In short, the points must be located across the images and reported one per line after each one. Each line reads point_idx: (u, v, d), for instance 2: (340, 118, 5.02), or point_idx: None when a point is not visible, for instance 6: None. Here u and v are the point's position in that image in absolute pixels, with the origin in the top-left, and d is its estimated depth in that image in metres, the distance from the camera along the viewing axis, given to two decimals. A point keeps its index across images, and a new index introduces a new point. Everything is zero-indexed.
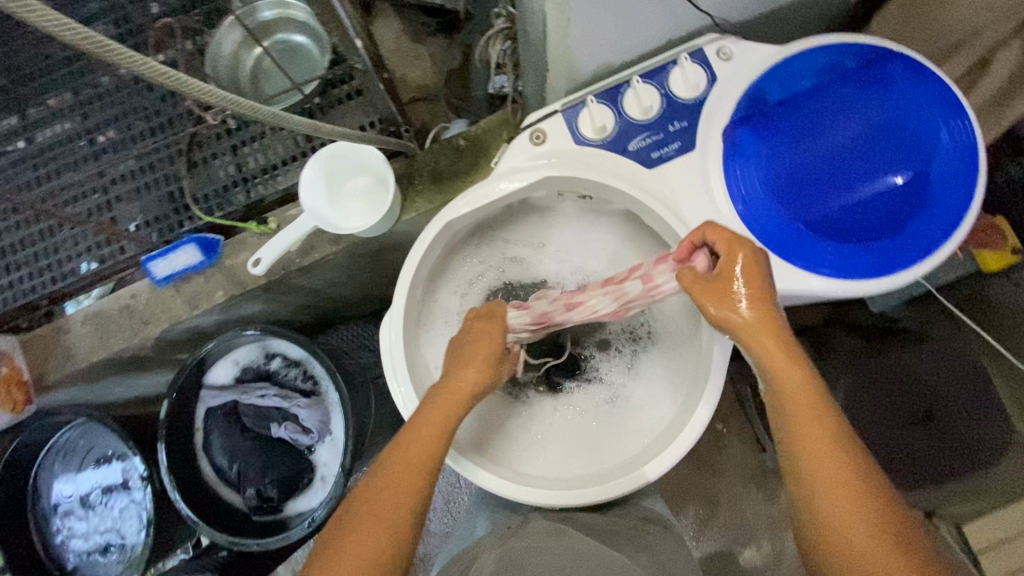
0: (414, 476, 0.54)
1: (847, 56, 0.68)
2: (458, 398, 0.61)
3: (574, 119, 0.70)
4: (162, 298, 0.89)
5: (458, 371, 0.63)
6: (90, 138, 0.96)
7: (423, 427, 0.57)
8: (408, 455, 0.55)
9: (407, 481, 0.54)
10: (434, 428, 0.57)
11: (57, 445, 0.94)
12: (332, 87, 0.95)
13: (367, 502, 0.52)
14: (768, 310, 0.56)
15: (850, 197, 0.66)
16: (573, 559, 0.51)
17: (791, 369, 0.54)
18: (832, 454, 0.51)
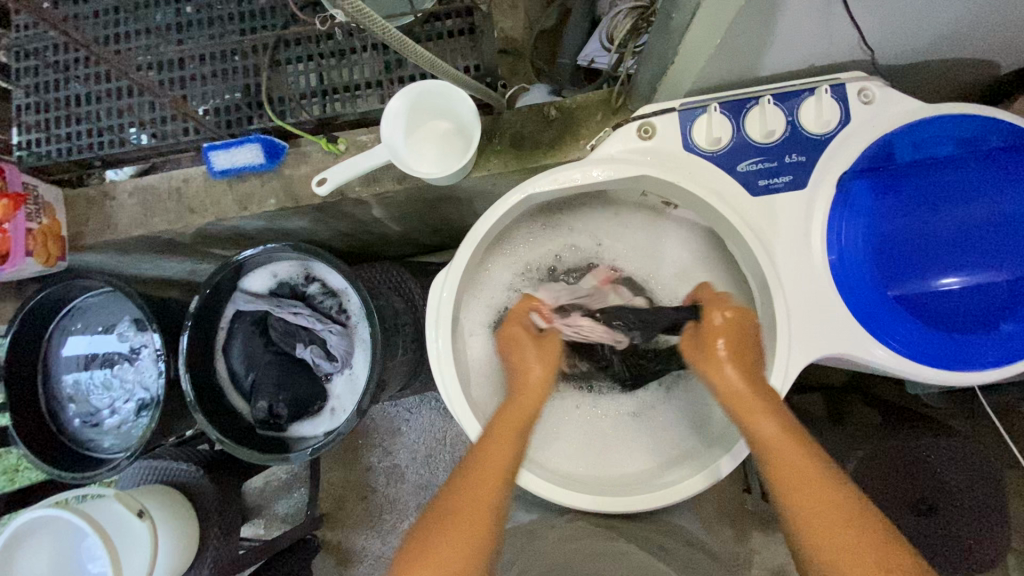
0: (493, 477, 0.56)
1: (993, 133, 0.63)
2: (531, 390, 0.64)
3: (689, 123, 0.66)
4: (213, 190, 0.86)
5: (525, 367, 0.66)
6: (176, 7, 0.91)
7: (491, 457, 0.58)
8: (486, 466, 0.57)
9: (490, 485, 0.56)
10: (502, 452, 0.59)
11: (69, 314, 0.95)
12: (436, 20, 0.90)
13: (450, 519, 0.54)
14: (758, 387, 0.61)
15: (947, 278, 0.62)
16: None
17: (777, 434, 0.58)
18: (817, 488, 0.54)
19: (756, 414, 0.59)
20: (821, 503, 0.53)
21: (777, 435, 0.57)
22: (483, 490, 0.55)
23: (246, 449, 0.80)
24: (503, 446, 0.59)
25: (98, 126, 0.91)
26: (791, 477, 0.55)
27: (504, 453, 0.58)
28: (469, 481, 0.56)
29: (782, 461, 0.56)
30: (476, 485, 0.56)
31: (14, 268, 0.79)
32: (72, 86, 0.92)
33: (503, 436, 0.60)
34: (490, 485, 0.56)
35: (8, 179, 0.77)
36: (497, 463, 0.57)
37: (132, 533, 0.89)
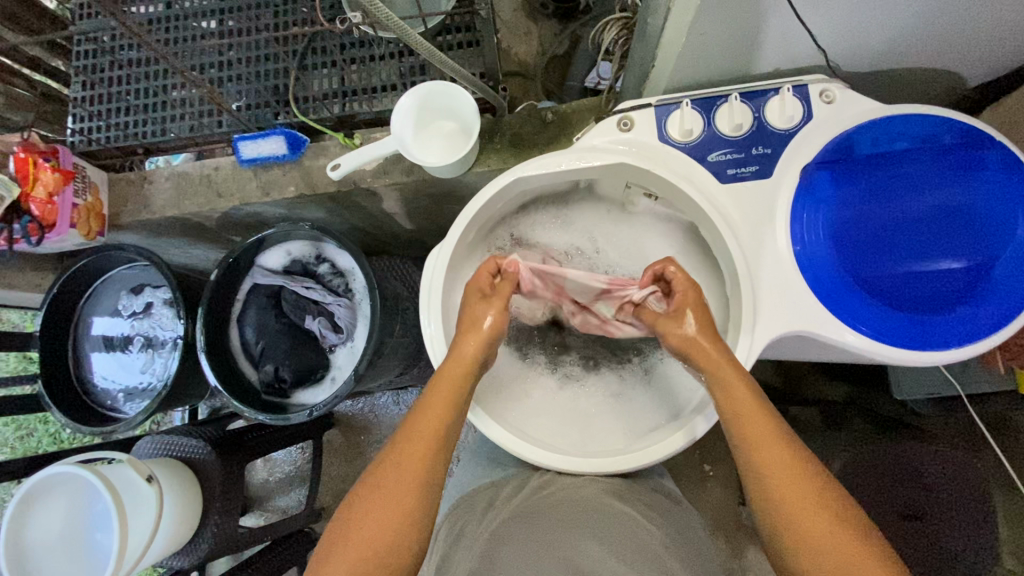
0: (425, 441, 0.61)
1: (945, 131, 0.68)
2: (465, 358, 0.67)
3: (664, 118, 0.73)
4: (240, 177, 0.95)
5: (461, 340, 0.68)
6: (219, 19, 1.02)
7: (418, 430, 0.61)
8: (415, 437, 0.61)
9: (415, 463, 0.59)
10: (431, 425, 0.62)
11: (91, 293, 1.03)
12: (449, 33, 1.00)
13: (379, 490, 0.57)
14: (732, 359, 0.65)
15: (905, 265, 0.67)
16: (540, 550, 0.53)
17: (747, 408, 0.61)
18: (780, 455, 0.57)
19: (730, 379, 0.63)
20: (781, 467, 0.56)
21: (744, 395, 0.61)
22: (415, 451, 0.60)
23: (252, 410, 0.87)
24: (436, 417, 0.62)
25: (143, 119, 1.02)
26: (759, 437, 0.59)
27: (437, 417, 0.62)
28: (404, 442, 0.60)
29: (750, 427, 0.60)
30: (406, 459, 0.59)
31: (58, 237, 0.88)
32: (123, 84, 1.03)
33: (440, 398, 0.64)
34: (421, 444, 0.60)
35: (61, 158, 0.86)
36: (429, 426, 0.62)
37: (140, 497, 0.94)
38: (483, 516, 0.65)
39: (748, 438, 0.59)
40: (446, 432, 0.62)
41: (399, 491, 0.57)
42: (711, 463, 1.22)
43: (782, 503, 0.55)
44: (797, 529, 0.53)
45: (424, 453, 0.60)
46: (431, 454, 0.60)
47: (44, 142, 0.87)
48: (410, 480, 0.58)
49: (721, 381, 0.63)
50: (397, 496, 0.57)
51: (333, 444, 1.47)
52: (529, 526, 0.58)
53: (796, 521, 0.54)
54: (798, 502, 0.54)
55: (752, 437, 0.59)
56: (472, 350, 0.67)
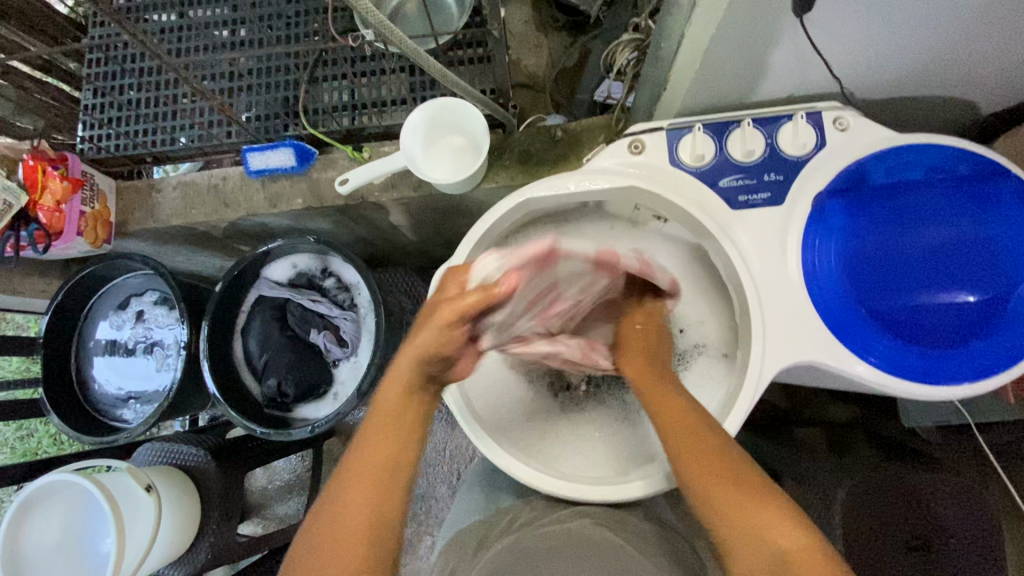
0: (378, 461, 0.57)
1: (960, 162, 0.67)
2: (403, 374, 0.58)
3: (676, 142, 0.73)
4: (247, 187, 0.95)
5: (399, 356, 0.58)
6: (231, 29, 1.03)
7: (355, 464, 0.56)
8: (356, 471, 0.56)
9: (356, 504, 0.54)
10: (369, 460, 0.56)
11: (95, 307, 1.03)
12: (460, 47, 1.00)
13: (322, 533, 0.54)
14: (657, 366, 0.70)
15: (918, 296, 0.66)
16: None
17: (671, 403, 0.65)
18: (700, 444, 0.61)
19: (649, 379, 0.68)
20: (699, 454, 0.60)
21: (672, 405, 0.65)
22: (361, 481, 0.55)
23: (254, 425, 0.87)
24: (383, 443, 0.58)
25: (153, 127, 1.02)
26: (689, 447, 0.61)
27: (386, 441, 0.57)
28: (341, 490, 0.56)
29: (671, 423, 0.63)
30: (347, 497, 0.55)
31: (65, 245, 0.88)
32: (133, 91, 1.04)
33: (387, 418, 0.58)
34: (373, 467, 0.56)
35: (70, 167, 0.87)
36: (380, 449, 0.57)
37: (139, 507, 0.94)
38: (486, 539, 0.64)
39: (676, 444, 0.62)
40: (397, 457, 0.57)
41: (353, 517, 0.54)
42: None
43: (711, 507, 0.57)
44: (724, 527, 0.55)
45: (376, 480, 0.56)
46: (378, 482, 0.56)
47: (53, 150, 0.87)
48: (350, 529, 0.53)
49: (644, 386, 0.68)
50: (355, 520, 0.54)
51: (334, 453, 1.45)
52: (529, 556, 0.57)
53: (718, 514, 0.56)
54: (726, 500, 0.56)
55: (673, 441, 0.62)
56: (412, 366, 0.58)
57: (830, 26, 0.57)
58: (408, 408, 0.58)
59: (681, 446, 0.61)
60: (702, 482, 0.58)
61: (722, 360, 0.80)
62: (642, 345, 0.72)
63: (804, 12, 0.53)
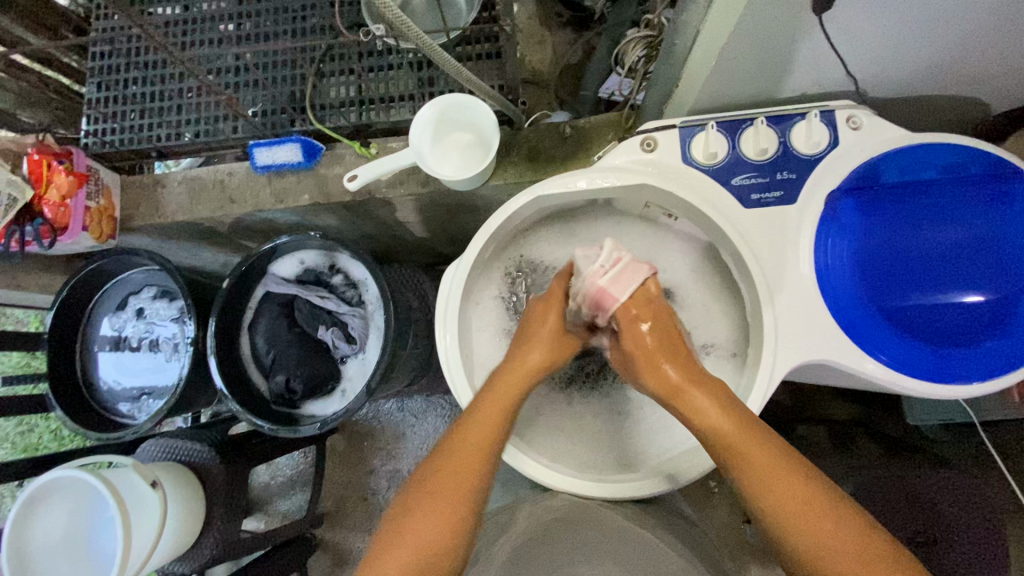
0: (478, 449, 0.59)
1: (974, 162, 0.67)
2: (523, 372, 0.65)
3: (688, 140, 0.73)
4: (254, 183, 0.95)
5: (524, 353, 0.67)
6: (237, 22, 1.02)
7: (467, 438, 0.60)
8: (462, 453, 0.59)
9: (456, 478, 0.57)
10: (479, 437, 0.60)
11: (98, 303, 1.03)
12: (469, 43, 1.00)
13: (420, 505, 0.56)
14: (697, 377, 0.60)
15: (930, 295, 0.66)
16: None
17: (732, 429, 0.56)
18: (777, 475, 0.53)
19: (694, 395, 0.59)
20: (790, 493, 0.52)
21: (724, 422, 0.57)
22: (467, 460, 0.58)
23: (261, 421, 0.86)
24: (486, 430, 0.60)
25: (157, 121, 1.01)
26: (755, 466, 0.54)
27: (490, 426, 0.61)
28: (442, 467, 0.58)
29: (741, 452, 0.55)
30: (445, 478, 0.57)
31: (70, 240, 0.87)
32: (137, 85, 1.02)
33: (496, 405, 0.63)
34: (475, 452, 0.59)
35: (75, 161, 0.86)
36: (482, 435, 0.60)
37: (146, 503, 0.93)
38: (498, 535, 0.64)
39: (741, 466, 0.55)
40: (498, 441, 0.61)
41: (454, 499, 0.56)
42: (718, 480, 1.20)
43: (790, 528, 0.52)
44: (804, 550, 0.51)
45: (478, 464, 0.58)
46: (482, 464, 0.59)
47: (58, 144, 0.86)
48: (453, 502, 0.56)
49: (684, 407, 0.59)
50: (450, 501, 0.56)
51: (336, 449, 1.45)
52: None
53: (805, 540, 0.51)
54: (810, 524, 0.51)
55: (737, 456, 0.55)
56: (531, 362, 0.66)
57: (849, 25, 0.57)
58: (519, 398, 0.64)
59: (760, 484, 0.53)
60: (776, 502, 0.53)
61: (732, 358, 0.80)
62: (655, 347, 0.61)
63: (825, 9, 0.53)
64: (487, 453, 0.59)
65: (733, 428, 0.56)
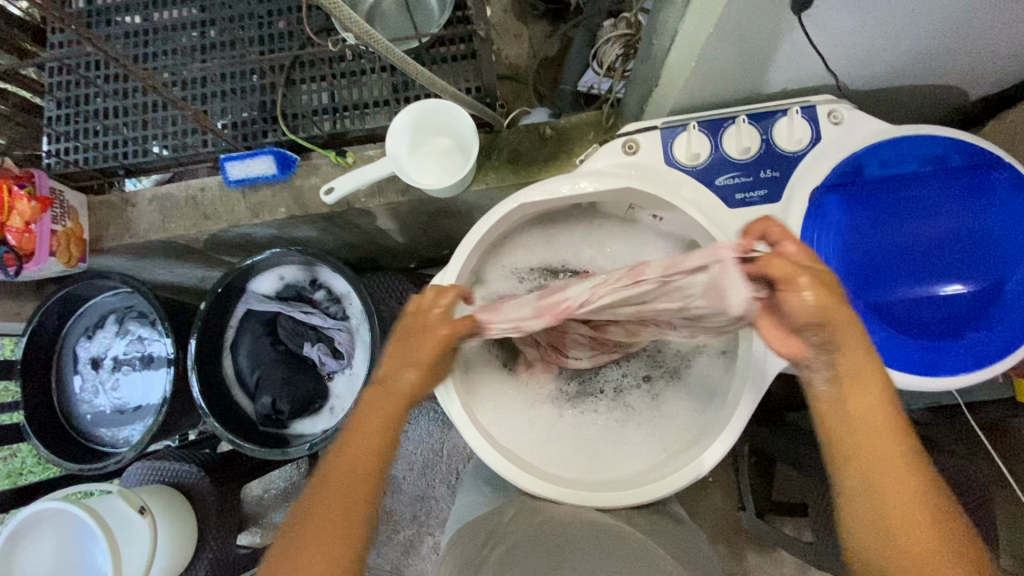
0: (351, 485, 0.58)
1: (953, 152, 0.67)
2: (398, 388, 0.63)
3: (671, 140, 0.72)
4: (228, 198, 0.91)
5: (400, 370, 0.62)
6: (202, 31, 0.98)
7: (358, 442, 0.60)
8: (355, 453, 0.59)
9: (352, 491, 0.57)
10: (368, 441, 0.60)
11: (73, 330, 0.99)
12: (441, 45, 0.98)
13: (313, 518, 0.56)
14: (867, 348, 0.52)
15: (917, 287, 0.66)
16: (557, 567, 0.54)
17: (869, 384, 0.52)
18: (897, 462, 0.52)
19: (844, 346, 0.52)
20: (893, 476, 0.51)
21: (871, 395, 0.52)
22: (357, 467, 0.58)
23: (248, 443, 0.85)
24: (366, 454, 0.59)
25: (123, 138, 0.98)
26: (878, 442, 0.52)
27: (378, 428, 0.61)
28: (336, 479, 0.58)
29: (864, 424, 0.52)
30: (342, 484, 0.58)
31: (37, 267, 0.83)
32: (101, 100, 0.99)
33: (374, 433, 0.61)
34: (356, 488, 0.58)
35: (37, 183, 0.82)
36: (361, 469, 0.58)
37: (132, 531, 0.90)
38: (487, 546, 0.64)
39: (849, 403, 0.53)
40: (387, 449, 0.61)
41: (343, 534, 0.56)
42: (713, 470, 1.20)
43: (883, 513, 0.51)
44: (870, 507, 0.52)
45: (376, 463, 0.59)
46: (371, 471, 0.59)
47: (18, 166, 0.82)
48: (341, 509, 0.56)
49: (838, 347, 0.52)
50: (352, 505, 0.57)
51: None
52: (538, 553, 0.57)
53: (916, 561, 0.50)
54: (909, 530, 0.50)
55: (865, 431, 0.52)
56: (397, 391, 0.62)
57: (828, 23, 0.56)
58: (407, 404, 0.63)
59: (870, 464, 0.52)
60: (881, 495, 0.51)
61: (721, 356, 0.79)
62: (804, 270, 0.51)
63: (803, 9, 0.52)
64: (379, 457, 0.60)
65: (877, 398, 0.52)
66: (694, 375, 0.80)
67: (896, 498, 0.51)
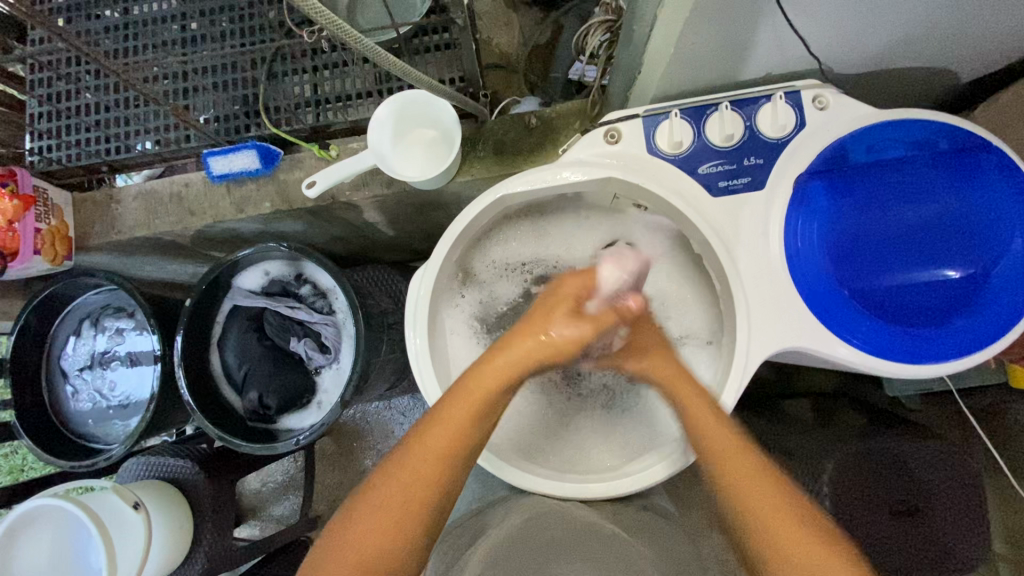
0: (434, 461, 0.56)
1: (940, 137, 0.66)
2: (493, 371, 0.60)
3: (653, 128, 0.71)
4: (212, 193, 0.90)
5: (506, 343, 0.61)
6: (182, 24, 0.97)
7: (449, 420, 0.58)
8: (436, 434, 0.57)
9: (425, 471, 0.56)
10: (458, 420, 0.58)
11: (62, 328, 0.99)
12: (423, 34, 0.97)
13: (379, 492, 0.56)
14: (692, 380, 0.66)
15: (901, 274, 0.65)
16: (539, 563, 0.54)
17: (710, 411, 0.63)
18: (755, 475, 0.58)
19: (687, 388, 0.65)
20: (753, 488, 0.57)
21: (718, 428, 0.62)
22: (434, 450, 0.57)
23: (236, 439, 0.86)
24: (448, 434, 0.57)
25: (106, 134, 0.97)
26: (732, 465, 0.59)
27: (467, 409, 0.58)
28: (412, 454, 0.57)
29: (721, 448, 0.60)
30: (418, 461, 0.56)
31: (22, 266, 0.83)
32: (84, 96, 0.98)
33: (462, 415, 0.58)
34: (433, 462, 0.56)
35: (19, 182, 0.81)
36: (439, 445, 0.57)
37: (128, 527, 0.90)
38: (474, 541, 0.64)
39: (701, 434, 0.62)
40: (470, 437, 0.58)
41: (404, 511, 0.55)
42: None
43: (756, 522, 0.55)
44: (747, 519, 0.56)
45: (449, 443, 0.57)
46: (450, 458, 0.57)
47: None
48: (412, 489, 0.55)
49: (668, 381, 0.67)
50: (415, 485, 0.56)
51: (325, 452, 1.40)
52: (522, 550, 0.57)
53: (794, 561, 0.53)
54: (780, 532, 0.54)
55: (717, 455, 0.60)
56: (495, 375, 0.59)
57: (807, 7, 0.55)
58: (513, 380, 0.60)
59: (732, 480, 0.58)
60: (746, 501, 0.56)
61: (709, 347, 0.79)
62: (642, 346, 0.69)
63: None
64: (461, 439, 0.57)
65: (718, 423, 0.62)
66: (680, 366, 0.80)
67: (765, 507, 0.56)
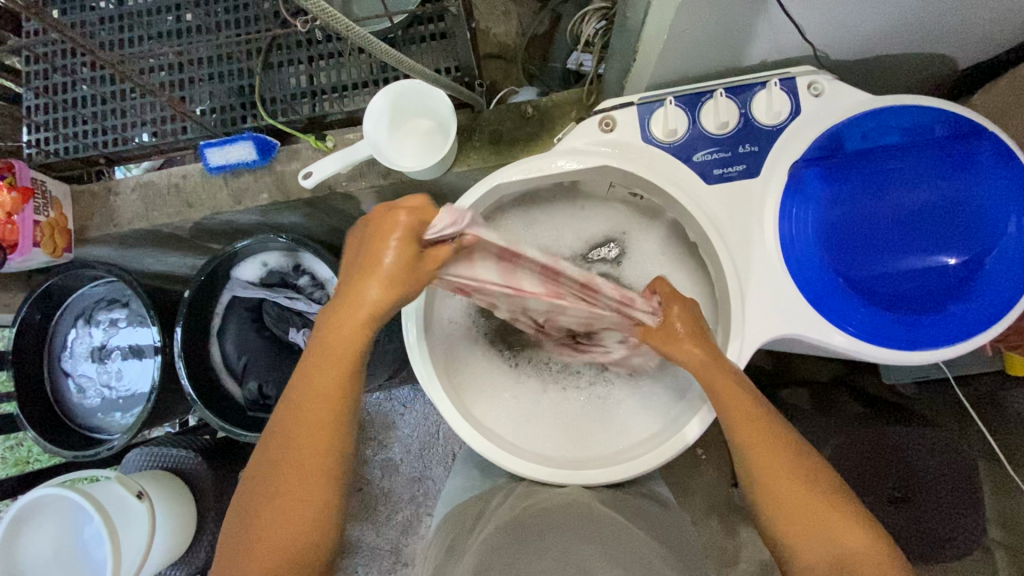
0: (318, 431, 0.53)
1: (936, 123, 0.66)
2: (351, 322, 0.55)
3: (648, 116, 0.71)
4: (210, 184, 0.91)
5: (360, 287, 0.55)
6: (177, 15, 0.97)
7: (315, 386, 0.54)
8: (309, 405, 0.54)
9: (309, 442, 0.53)
10: (328, 385, 0.54)
11: (64, 320, 1.00)
12: (418, 24, 0.97)
13: (272, 479, 0.53)
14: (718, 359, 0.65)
15: (896, 261, 0.65)
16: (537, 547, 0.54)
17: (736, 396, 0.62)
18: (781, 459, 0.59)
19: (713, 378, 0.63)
20: (784, 475, 0.58)
21: (755, 425, 0.61)
22: (315, 419, 0.54)
23: (237, 428, 0.87)
24: (325, 401, 0.54)
25: (104, 126, 0.97)
26: (761, 450, 0.60)
27: (333, 373, 0.54)
28: (292, 431, 0.54)
29: (745, 432, 0.61)
30: (296, 435, 0.53)
31: (23, 258, 0.83)
32: (81, 88, 0.98)
33: (325, 377, 0.54)
34: (313, 431, 0.54)
35: (18, 174, 0.81)
36: (318, 417, 0.54)
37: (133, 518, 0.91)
38: (473, 528, 0.65)
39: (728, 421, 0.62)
40: (346, 394, 0.55)
41: (302, 486, 0.52)
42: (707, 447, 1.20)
43: (780, 508, 0.58)
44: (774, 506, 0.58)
45: (326, 407, 0.54)
46: (330, 419, 0.54)
47: None
48: (307, 467, 0.53)
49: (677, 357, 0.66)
50: (304, 457, 0.53)
51: None
52: (520, 535, 0.58)
53: (810, 536, 0.56)
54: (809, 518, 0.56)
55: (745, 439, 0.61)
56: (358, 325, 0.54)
57: None
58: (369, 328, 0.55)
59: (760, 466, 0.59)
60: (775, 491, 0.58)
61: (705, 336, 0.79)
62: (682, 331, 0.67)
63: None
64: (338, 403, 0.54)
65: (747, 404, 0.62)
66: None
67: (792, 492, 0.58)
